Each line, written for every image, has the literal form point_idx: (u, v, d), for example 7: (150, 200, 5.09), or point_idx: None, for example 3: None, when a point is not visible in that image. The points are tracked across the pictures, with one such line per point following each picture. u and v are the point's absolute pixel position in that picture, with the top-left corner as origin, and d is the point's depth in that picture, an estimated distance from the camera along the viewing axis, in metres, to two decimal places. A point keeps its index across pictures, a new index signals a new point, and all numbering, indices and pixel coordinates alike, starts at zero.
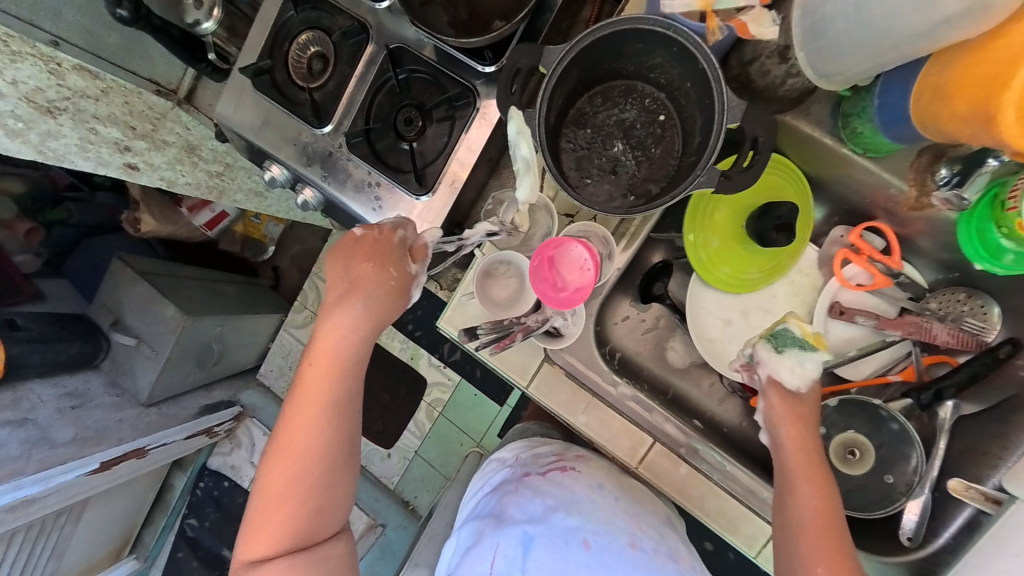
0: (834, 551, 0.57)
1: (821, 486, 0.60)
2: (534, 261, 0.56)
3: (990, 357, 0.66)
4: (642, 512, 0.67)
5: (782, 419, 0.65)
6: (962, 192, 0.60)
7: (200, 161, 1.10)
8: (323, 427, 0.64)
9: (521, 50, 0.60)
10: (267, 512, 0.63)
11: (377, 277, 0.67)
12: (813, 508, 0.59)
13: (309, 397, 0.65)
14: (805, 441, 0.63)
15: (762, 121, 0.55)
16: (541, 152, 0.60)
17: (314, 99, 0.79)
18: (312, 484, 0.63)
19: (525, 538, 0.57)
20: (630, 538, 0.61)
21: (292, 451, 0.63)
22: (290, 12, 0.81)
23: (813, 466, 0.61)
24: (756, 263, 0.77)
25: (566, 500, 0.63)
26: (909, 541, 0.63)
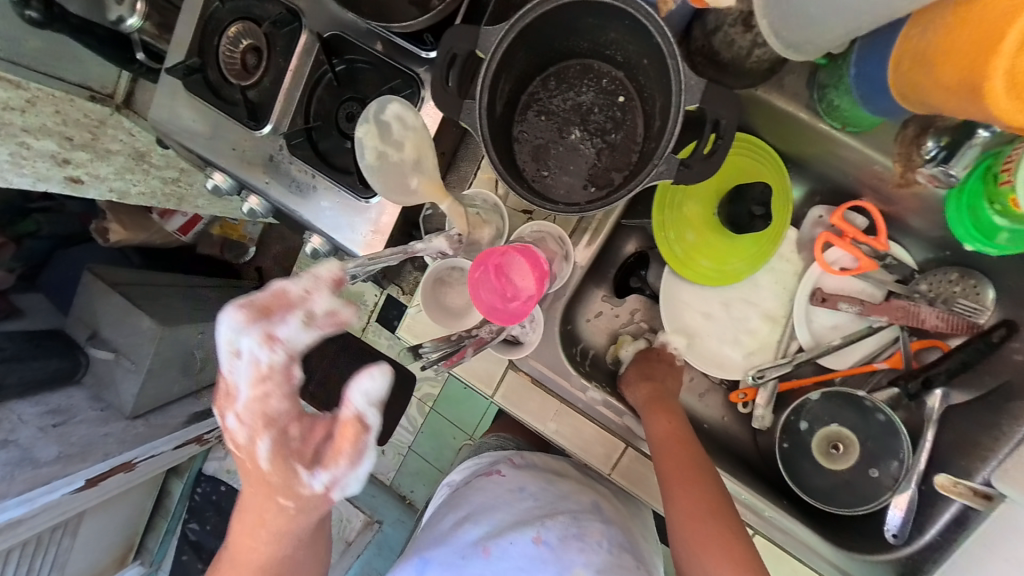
0: (688, 482, 0.59)
1: (666, 421, 0.65)
2: (478, 270, 0.50)
3: (982, 342, 0.62)
4: (561, 500, 0.72)
5: (636, 385, 0.70)
6: (948, 170, 0.55)
7: (152, 168, 1.04)
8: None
9: (457, 33, 0.53)
10: None
11: (306, 503, 0.54)
12: (663, 438, 0.63)
13: (231, 571, 0.59)
14: (648, 388, 0.69)
15: (724, 100, 0.49)
16: (485, 148, 0.54)
17: (248, 99, 0.74)
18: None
19: (423, 563, 0.67)
20: (536, 532, 0.66)
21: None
22: (217, 4, 0.75)
23: (653, 401, 0.67)
24: (738, 252, 0.71)
25: (478, 509, 0.71)
26: (895, 539, 0.60)
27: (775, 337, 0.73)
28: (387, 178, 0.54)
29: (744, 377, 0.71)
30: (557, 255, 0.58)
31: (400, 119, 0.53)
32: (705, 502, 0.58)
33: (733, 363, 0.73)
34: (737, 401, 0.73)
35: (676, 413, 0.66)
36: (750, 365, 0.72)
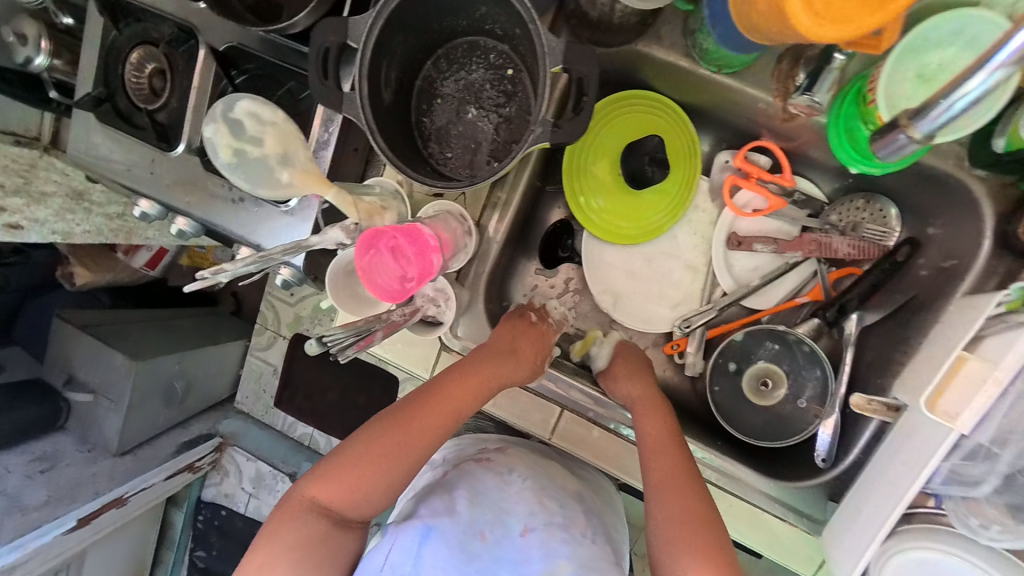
0: (678, 487, 0.56)
1: (654, 423, 0.62)
2: (375, 251, 0.51)
3: (888, 263, 0.65)
4: (549, 488, 0.69)
5: (626, 383, 0.66)
6: (813, 95, 0.57)
7: (94, 205, 1.06)
8: (462, 416, 0.64)
9: (325, 27, 0.54)
10: (348, 480, 0.59)
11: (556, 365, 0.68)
12: (650, 439, 0.61)
13: (460, 386, 0.63)
14: (638, 384, 0.66)
15: (585, 58, 0.50)
16: (369, 137, 0.56)
17: (158, 122, 0.75)
18: (368, 493, 0.59)
19: (423, 531, 0.60)
20: (525, 524, 0.63)
21: (363, 459, 0.59)
22: (115, 33, 0.76)
23: (645, 401, 0.64)
24: (653, 207, 0.72)
25: (471, 496, 0.66)
26: (824, 462, 0.62)
27: (699, 286, 0.75)
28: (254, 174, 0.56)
29: (673, 328, 0.73)
30: (457, 231, 0.59)
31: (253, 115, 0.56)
32: (690, 510, 0.55)
33: (663, 317, 0.75)
34: (673, 353, 0.75)
35: (663, 412, 0.63)
36: (678, 316, 0.74)
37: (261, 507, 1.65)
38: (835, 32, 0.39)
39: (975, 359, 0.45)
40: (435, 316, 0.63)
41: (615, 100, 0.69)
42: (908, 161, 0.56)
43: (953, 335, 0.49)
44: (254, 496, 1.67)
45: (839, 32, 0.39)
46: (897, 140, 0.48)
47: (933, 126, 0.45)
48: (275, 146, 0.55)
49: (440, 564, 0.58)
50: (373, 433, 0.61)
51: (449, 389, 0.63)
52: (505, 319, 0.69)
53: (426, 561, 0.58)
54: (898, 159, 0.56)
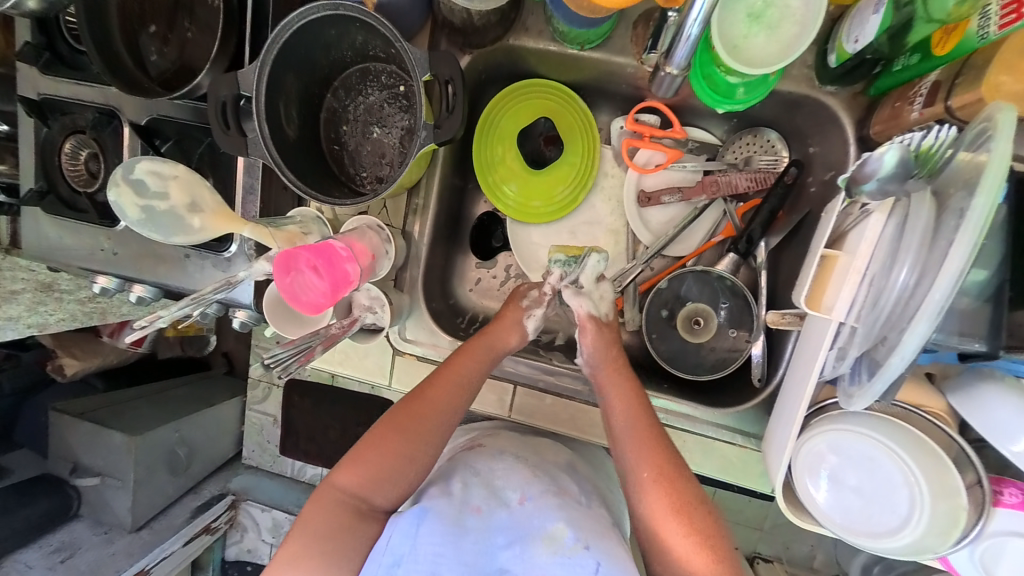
0: (654, 458, 0.58)
1: (634, 419, 0.61)
2: (297, 269, 0.55)
3: (780, 187, 0.68)
4: (542, 463, 0.66)
5: (599, 362, 0.66)
6: (659, 51, 0.59)
7: (63, 294, 1.11)
8: (474, 384, 0.65)
9: (219, 82, 0.60)
10: (371, 459, 0.59)
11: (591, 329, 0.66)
12: (631, 434, 0.60)
13: (465, 358, 0.65)
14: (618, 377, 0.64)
15: (447, 62, 0.56)
16: (278, 171, 0.61)
17: (98, 202, 0.81)
18: (394, 472, 0.59)
19: (417, 512, 0.55)
20: (519, 496, 0.59)
21: (383, 442, 0.60)
22: (46, 128, 0.82)
23: (619, 378, 0.64)
24: (560, 181, 0.78)
25: (463, 474, 0.62)
26: (760, 382, 0.66)
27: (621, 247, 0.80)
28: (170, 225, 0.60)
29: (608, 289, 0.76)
30: (375, 241, 0.65)
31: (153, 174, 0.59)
32: (679, 507, 0.55)
33: None
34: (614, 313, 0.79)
35: (641, 402, 0.63)
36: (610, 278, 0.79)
37: None
38: None
39: (841, 254, 0.49)
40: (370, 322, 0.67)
41: (509, 88, 0.74)
42: (767, 90, 0.61)
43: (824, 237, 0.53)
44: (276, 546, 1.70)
45: None
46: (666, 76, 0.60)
47: (682, 59, 0.56)
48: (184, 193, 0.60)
49: (437, 548, 0.52)
50: (403, 401, 0.63)
51: (462, 362, 0.65)
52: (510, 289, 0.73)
53: (421, 545, 0.52)
54: (756, 91, 0.61)
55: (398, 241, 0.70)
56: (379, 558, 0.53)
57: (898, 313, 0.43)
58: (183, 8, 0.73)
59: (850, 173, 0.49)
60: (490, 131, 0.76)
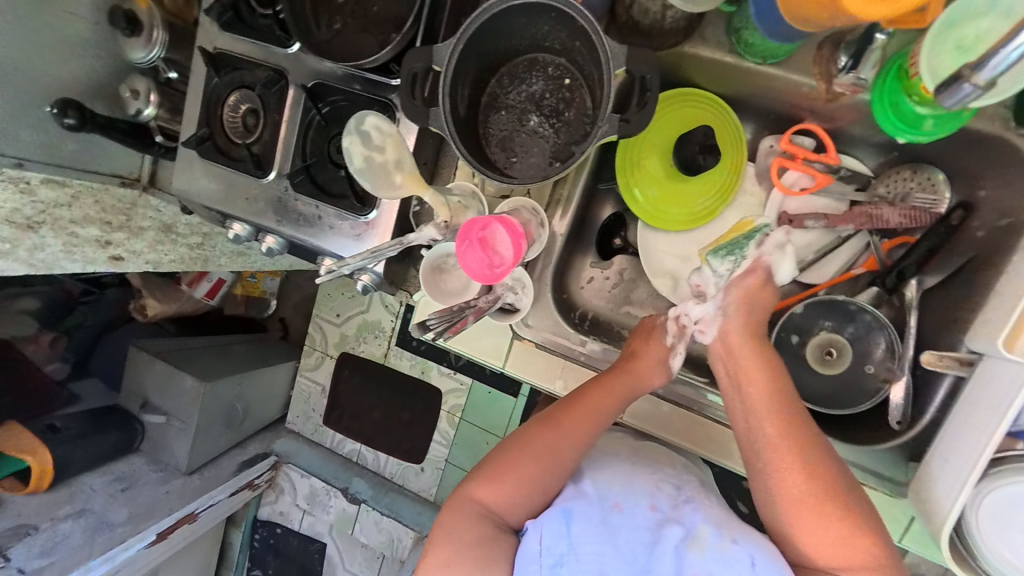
0: (795, 427, 0.56)
1: (764, 394, 0.58)
2: (464, 245, 0.58)
3: (942, 226, 0.68)
4: (659, 467, 0.68)
5: (733, 316, 0.62)
6: (860, 74, 0.61)
7: (178, 238, 1.17)
8: (607, 419, 0.66)
9: (413, 54, 0.63)
10: (505, 479, 0.63)
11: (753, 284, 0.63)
12: (763, 402, 0.58)
13: (601, 392, 0.66)
14: (750, 344, 0.61)
15: (645, 59, 0.57)
16: (454, 145, 0.64)
17: (253, 153, 0.85)
18: (526, 492, 0.63)
19: (564, 513, 0.60)
20: (650, 501, 0.62)
21: (519, 462, 0.64)
22: (216, 79, 0.87)
23: (757, 350, 0.60)
24: (702, 191, 0.78)
25: (588, 473, 0.67)
26: (899, 424, 0.64)
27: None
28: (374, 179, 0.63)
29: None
30: (531, 223, 0.66)
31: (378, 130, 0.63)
32: (813, 491, 0.54)
33: None
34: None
35: (777, 374, 0.59)
36: None
37: (315, 525, 1.68)
38: (886, 10, 0.43)
39: None
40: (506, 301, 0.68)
41: (672, 92, 0.75)
42: (957, 125, 0.60)
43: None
44: (307, 514, 1.69)
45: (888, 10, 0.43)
46: (964, 90, 0.52)
47: (997, 70, 0.49)
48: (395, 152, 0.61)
49: (592, 539, 0.58)
50: (536, 425, 0.66)
51: (597, 395, 0.66)
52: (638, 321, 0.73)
53: (578, 540, 0.58)
54: (946, 125, 0.60)
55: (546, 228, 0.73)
56: (539, 559, 0.58)
57: None
58: None
59: None
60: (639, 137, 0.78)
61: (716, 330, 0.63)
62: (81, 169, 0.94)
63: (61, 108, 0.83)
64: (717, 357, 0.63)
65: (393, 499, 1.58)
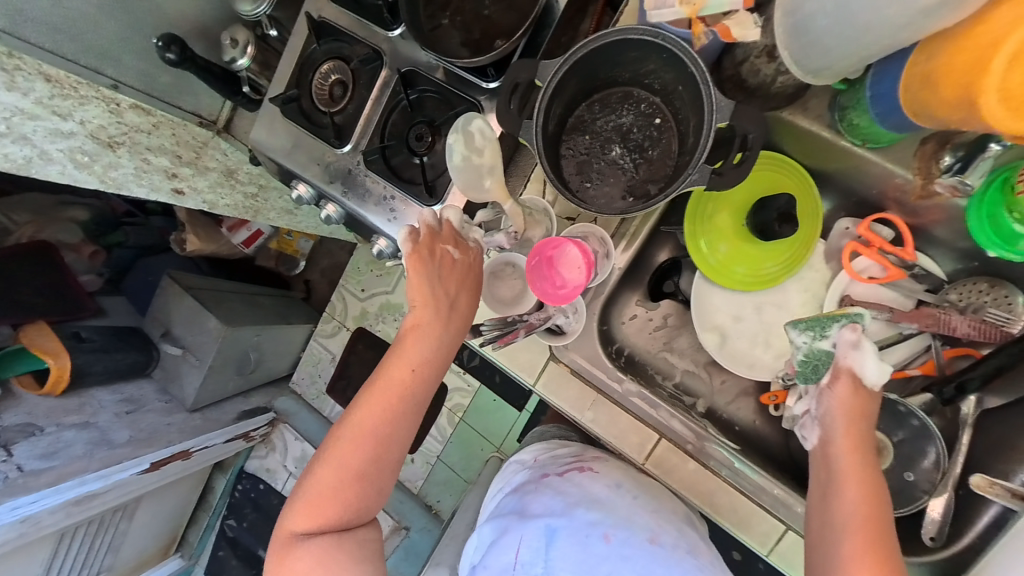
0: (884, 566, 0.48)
1: (871, 512, 0.50)
2: (534, 260, 0.60)
3: (1018, 348, 0.63)
4: (661, 508, 0.62)
5: (838, 415, 0.56)
6: (965, 179, 0.59)
7: (238, 184, 1.20)
8: (410, 407, 0.61)
9: (520, 65, 0.64)
10: (345, 478, 0.59)
11: (857, 396, 0.56)
12: (855, 525, 0.50)
13: (399, 369, 0.61)
14: (859, 453, 0.53)
15: (752, 118, 0.56)
16: (540, 160, 0.64)
17: (335, 122, 0.86)
18: (371, 484, 0.60)
19: (548, 530, 0.55)
20: (651, 534, 0.56)
21: (370, 415, 0.60)
22: (314, 46, 0.90)
23: (862, 470, 0.52)
24: (771, 257, 0.77)
25: (588, 496, 0.59)
26: (933, 541, 0.62)
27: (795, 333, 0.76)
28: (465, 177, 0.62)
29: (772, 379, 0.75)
30: (598, 253, 0.67)
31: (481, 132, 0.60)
32: None
33: (765, 365, 0.77)
34: (768, 404, 0.76)
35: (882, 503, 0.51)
36: (778, 367, 0.77)
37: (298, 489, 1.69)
38: None
39: None
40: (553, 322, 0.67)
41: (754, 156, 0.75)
42: None
43: None
44: (293, 476, 1.72)
45: None
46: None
47: None
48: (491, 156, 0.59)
49: (572, 568, 0.51)
50: (392, 413, 0.60)
51: (386, 382, 0.60)
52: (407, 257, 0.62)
53: (556, 563, 0.52)
54: None
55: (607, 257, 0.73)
56: None
57: None
58: None
59: None
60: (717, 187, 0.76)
61: (818, 436, 0.57)
62: (168, 102, 0.97)
63: (166, 42, 0.85)
64: (817, 458, 0.56)
65: None
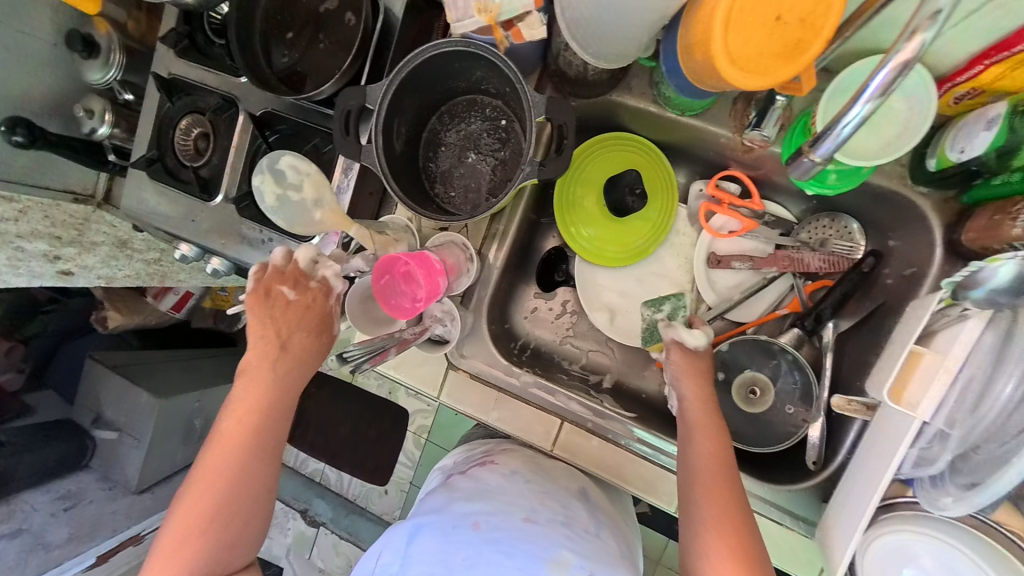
0: (727, 496, 0.54)
1: (716, 452, 0.57)
2: (386, 278, 0.56)
3: (856, 273, 0.71)
4: (553, 488, 0.65)
5: (682, 376, 0.64)
6: (764, 130, 0.63)
7: (135, 253, 1.14)
8: (254, 446, 0.60)
9: (349, 93, 0.65)
10: (191, 529, 0.58)
11: (688, 357, 0.65)
12: (706, 465, 0.56)
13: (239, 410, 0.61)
14: (705, 402, 0.61)
15: (564, 109, 0.60)
16: (384, 180, 0.65)
17: (201, 176, 0.86)
18: (224, 530, 0.59)
19: (414, 529, 0.57)
20: (526, 514, 0.58)
21: (215, 459, 0.60)
22: (168, 104, 0.89)
23: (705, 418, 0.60)
24: (638, 232, 0.80)
25: (473, 490, 0.62)
26: (816, 464, 0.66)
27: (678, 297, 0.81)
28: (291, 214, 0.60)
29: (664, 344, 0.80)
30: (462, 259, 0.67)
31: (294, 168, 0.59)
32: (735, 547, 0.51)
33: None
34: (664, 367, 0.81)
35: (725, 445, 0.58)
36: None
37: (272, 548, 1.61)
38: (761, 83, 0.45)
39: (929, 353, 0.50)
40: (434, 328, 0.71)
41: (602, 137, 0.78)
42: (858, 180, 0.63)
43: (908, 331, 0.54)
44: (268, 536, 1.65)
45: (764, 82, 0.45)
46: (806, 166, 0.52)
47: (831, 150, 0.48)
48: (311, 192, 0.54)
49: (428, 557, 0.52)
50: (235, 454, 0.60)
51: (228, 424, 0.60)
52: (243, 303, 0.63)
53: (413, 559, 0.53)
54: (848, 180, 0.62)
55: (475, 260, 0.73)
56: None
57: (998, 426, 0.44)
58: (320, 22, 0.79)
59: (960, 278, 0.46)
60: (578, 173, 0.80)
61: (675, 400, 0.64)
62: (29, 185, 0.94)
63: (9, 126, 0.83)
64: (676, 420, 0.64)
65: (353, 521, 1.53)
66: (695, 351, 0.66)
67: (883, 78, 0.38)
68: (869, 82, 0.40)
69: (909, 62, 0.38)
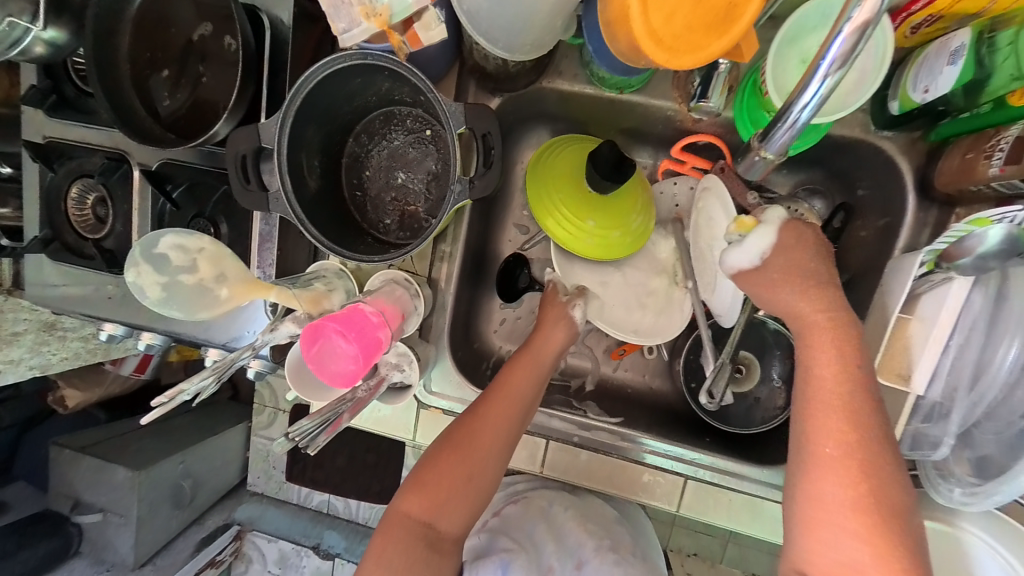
0: (849, 413, 0.46)
1: (835, 362, 0.48)
2: (326, 329, 0.50)
3: (828, 232, 0.65)
4: (593, 515, 0.72)
5: (787, 252, 0.51)
6: (709, 100, 0.57)
7: (67, 333, 0.99)
8: (513, 428, 0.61)
9: (238, 136, 0.56)
10: (429, 492, 0.59)
11: (794, 226, 0.51)
12: (827, 380, 0.47)
13: (507, 388, 0.62)
14: (823, 302, 0.50)
15: (482, 115, 0.53)
16: (301, 227, 0.57)
17: (105, 249, 0.76)
18: (456, 497, 0.59)
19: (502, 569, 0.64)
20: (576, 561, 0.67)
21: (488, 426, 0.61)
22: (51, 174, 0.77)
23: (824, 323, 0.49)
24: (631, 207, 0.67)
25: (528, 535, 0.69)
26: None
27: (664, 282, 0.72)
28: (189, 301, 0.50)
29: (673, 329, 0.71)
30: (410, 296, 0.62)
31: (179, 248, 0.50)
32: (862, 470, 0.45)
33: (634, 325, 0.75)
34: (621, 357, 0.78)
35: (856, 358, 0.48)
36: (661, 324, 0.71)
37: None
38: (692, 60, 0.41)
39: (916, 320, 0.48)
40: (581, 317, 0.68)
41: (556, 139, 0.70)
42: (817, 137, 0.55)
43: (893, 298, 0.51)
44: None
45: (695, 59, 0.40)
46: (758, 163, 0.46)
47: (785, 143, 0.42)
48: (206, 270, 0.49)
49: None
50: (510, 422, 0.61)
51: (502, 399, 0.62)
52: (546, 313, 0.69)
53: None
54: (806, 137, 0.54)
55: (425, 291, 0.67)
56: None
57: (1000, 401, 0.45)
58: (196, 53, 0.68)
59: (946, 246, 0.45)
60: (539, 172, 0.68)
61: (767, 283, 0.51)
62: None
63: None
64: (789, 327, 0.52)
65: None
66: (802, 233, 0.51)
67: (841, 45, 0.33)
68: (825, 53, 0.34)
69: (868, 24, 0.32)
